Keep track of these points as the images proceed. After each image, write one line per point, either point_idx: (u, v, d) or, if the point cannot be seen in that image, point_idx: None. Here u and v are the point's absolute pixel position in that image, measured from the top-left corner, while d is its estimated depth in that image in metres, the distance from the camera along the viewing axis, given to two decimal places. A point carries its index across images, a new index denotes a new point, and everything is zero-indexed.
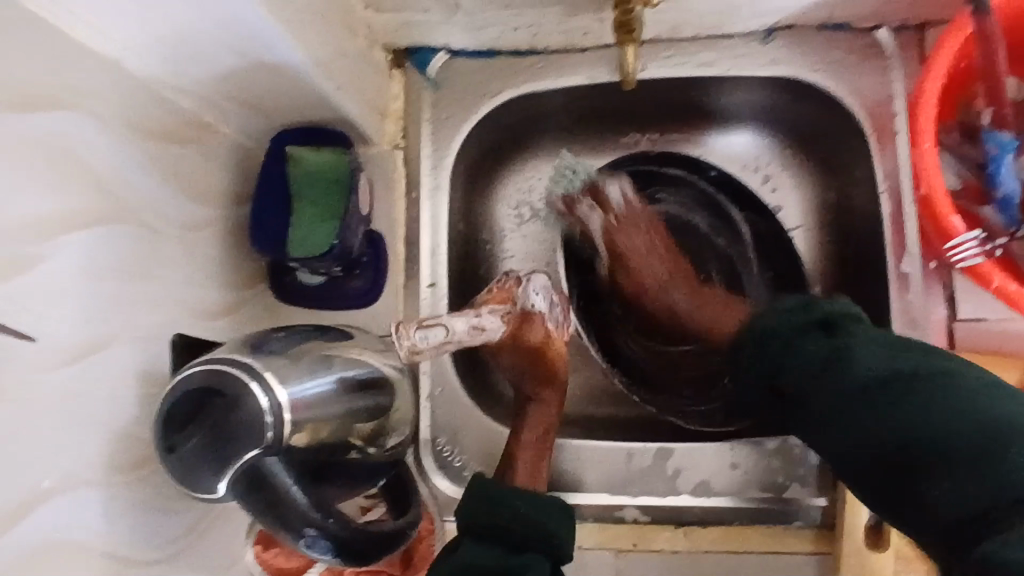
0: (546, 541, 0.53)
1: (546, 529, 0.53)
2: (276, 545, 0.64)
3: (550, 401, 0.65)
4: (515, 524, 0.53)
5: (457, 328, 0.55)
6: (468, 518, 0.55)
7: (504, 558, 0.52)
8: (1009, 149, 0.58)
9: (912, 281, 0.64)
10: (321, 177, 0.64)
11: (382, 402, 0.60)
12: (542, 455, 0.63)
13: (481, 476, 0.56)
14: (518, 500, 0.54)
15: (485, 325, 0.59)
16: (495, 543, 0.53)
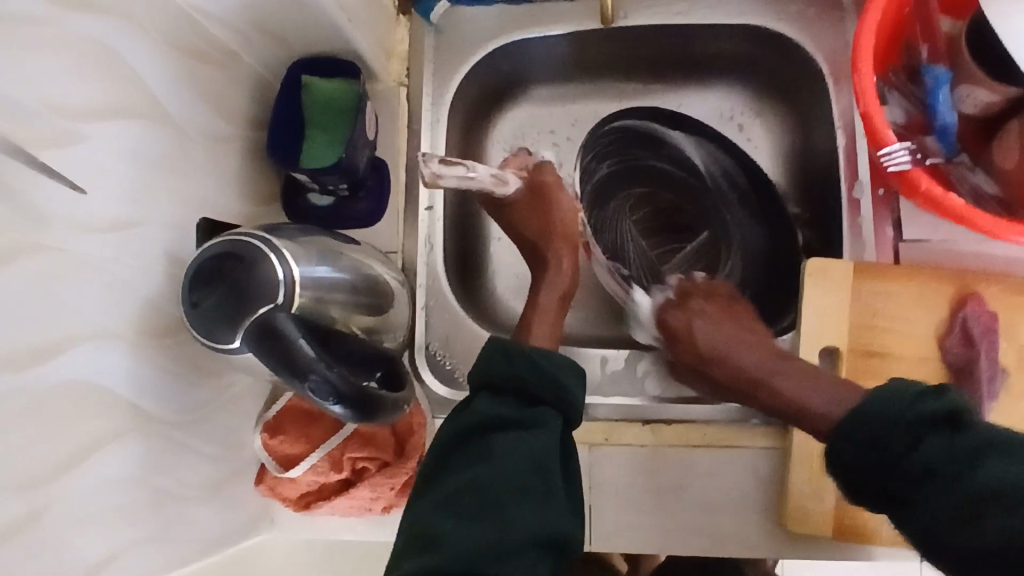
0: (557, 397, 0.54)
1: (559, 389, 0.54)
2: (282, 433, 0.70)
3: (563, 262, 0.71)
4: (532, 381, 0.53)
5: (478, 170, 0.72)
6: (486, 371, 0.55)
7: (518, 411, 0.52)
8: (944, 81, 0.65)
9: (861, 206, 0.71)
10: (331, 106, 0.72)
11: (380, 301, 0.67)
12: (557, 320, 0.68)
13: (500, 342, 0.55)
14: (539, 360, 0.54)
15: (507, 179, 0.73)
16: (508, 396, 0.54)
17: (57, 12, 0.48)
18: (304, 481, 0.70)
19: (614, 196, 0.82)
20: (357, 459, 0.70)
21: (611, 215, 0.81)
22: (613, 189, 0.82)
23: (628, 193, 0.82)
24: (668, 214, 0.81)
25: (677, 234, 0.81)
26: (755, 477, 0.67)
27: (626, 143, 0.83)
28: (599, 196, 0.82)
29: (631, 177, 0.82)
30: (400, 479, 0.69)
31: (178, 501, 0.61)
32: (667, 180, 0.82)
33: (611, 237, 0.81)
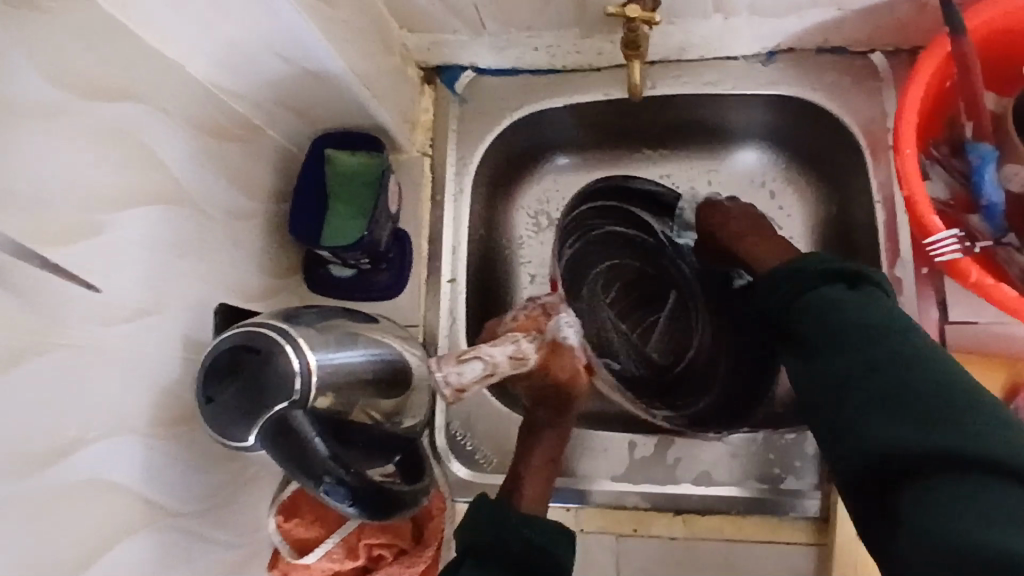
0: (543, 561, 0.55)
1: (540, 550, 0.55)
2: (297, 516, 0.68)
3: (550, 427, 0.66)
4: (521, 546, 0.55)
5: (496, 354, 0.61)
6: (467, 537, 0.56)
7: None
8: (990, 159, 0.62)
9: (904, 285, 0.66)
10: (355, 178, 0.70)
11: (400, 382, 0.65)
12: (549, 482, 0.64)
13: (482, 500, 0.58)
14: (522, 523, 0.56)
15: (524, 353, 0.63)
16: (491, 561, 0.54)
17: (77, 104, 0.47)
18: (319, 568, 0.67)
19: (586, 273, 0.82)
20: (374, 546, 0.67)
21: (585, 291, 0.82)
22: (581, 276, 0.82)
23: (596, 275, 0.82)
24: (638, 285, 0.82)
25: (651, 306, 0.82)
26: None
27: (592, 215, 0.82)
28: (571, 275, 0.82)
29: (605, 249, 0.83)
30: (417, 568, 0.66)
31: None
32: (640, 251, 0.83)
33: (589, 324, 0.81)
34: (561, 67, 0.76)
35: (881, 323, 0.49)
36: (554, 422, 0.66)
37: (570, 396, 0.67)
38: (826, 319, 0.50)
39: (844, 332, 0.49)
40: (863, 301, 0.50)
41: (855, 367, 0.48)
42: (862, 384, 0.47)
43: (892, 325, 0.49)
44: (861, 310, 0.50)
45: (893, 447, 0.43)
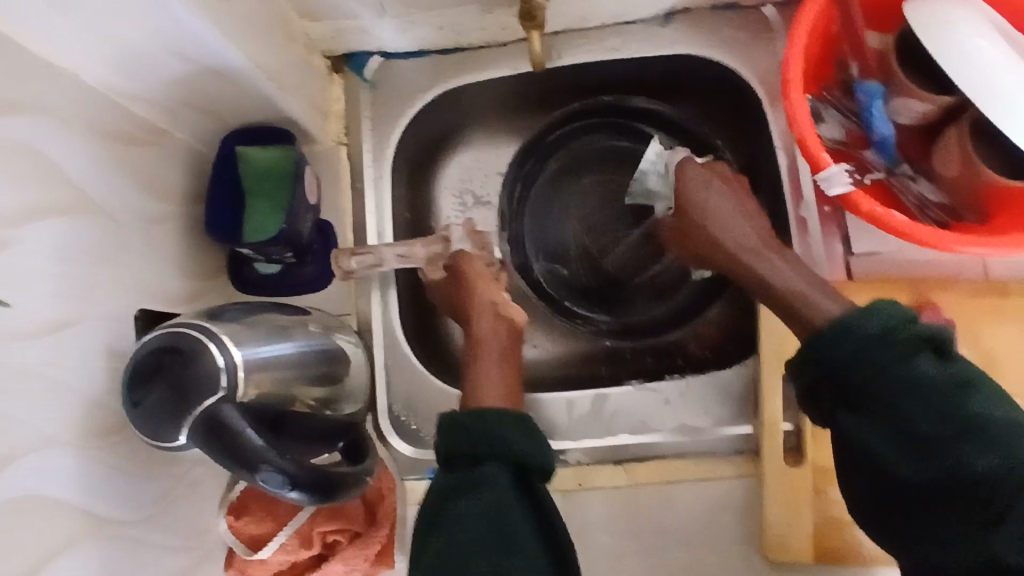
0: (503, 453, 0.52)
1: (501, 439, 0.53)
2: (246, 513, 0.68)
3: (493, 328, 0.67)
4: (483, 446, 0.53)
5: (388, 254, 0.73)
6: (444, 447, 0.55)
7: (464, 474, 0.52)
8: (877, 95, 0.65)
9: (809, 224, 0.70)
10: (270, 174, 0.70)
11: (335, 370, 0.66)
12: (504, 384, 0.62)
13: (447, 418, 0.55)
14: (487, 421, 0.54)
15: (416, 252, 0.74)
16: (461, 463, 0.53)
17: None
18: (275, 561, 0.68)
19: (566, 182, 0.86)
20: (327, 533, 0.68)
21: (562, 201, 0.86)
22: (564, 183, 0.86)
23: (581, 183, 0.85)
24: (616, 202, 0.84)
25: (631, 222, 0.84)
26: (733, 510, 0.66)
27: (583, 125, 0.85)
28: (558, 181, 0.86)
29: (593, 157, 0.85)
30: (373, 549, 0.68)
31: None
32: (626, 161, 0.85)
33: (557, 235, 0.86)
34: (467, 45, 0.77)
35: (950, 412, 0.45)
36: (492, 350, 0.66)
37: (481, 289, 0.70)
38: (882, 400, 0.48)
39: (928, 419, 0.46)
40: (975, 403, 0.45)
41: (917, 418, 0.46)
42: (909, 417, 0.46)
43: (964, 427, 0.45)
44: (952, 399, 0.46)
45: (922, 488, 0.46)
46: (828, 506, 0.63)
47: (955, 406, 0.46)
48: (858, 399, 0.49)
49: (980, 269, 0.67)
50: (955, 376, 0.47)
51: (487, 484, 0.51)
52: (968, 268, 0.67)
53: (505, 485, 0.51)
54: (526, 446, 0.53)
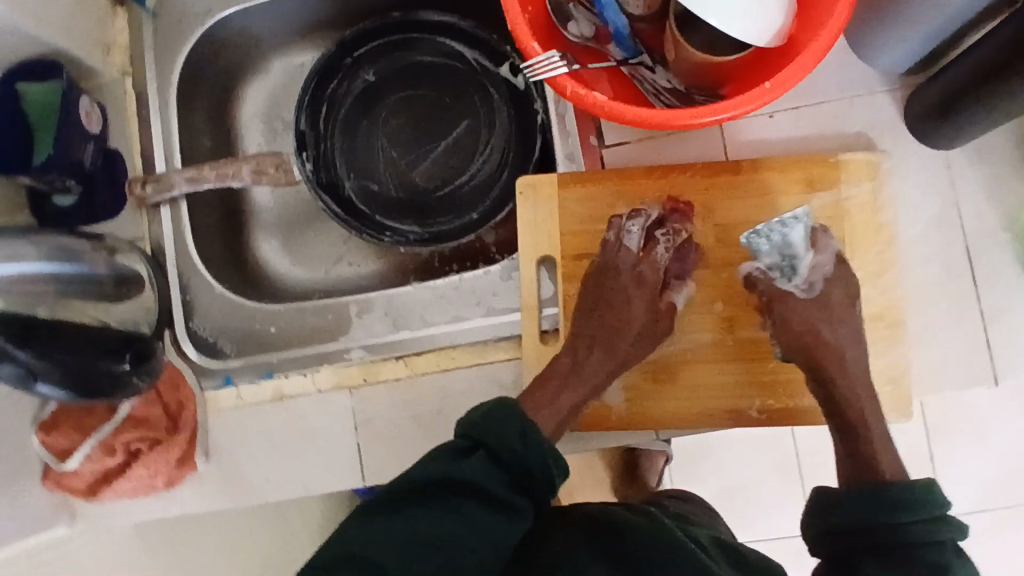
0: (524, 480, 0.57)
1: (528, 468, 0.57)
2: (56, 428, 0.73)
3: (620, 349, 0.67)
4: (526, 464, 0.57)
5: (177, 181, 0.75)
6: (477, 432, 0.58)
7: (483, 475, 0.56)
8: None
9: (566, 120, 0.74)
10: (44, 105, 0.72)
11: (127, 291, 0.73)
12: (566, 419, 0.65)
13: (508, 404, 0.59)
14: (524, 440, 0.58)
15: (203, 178, 0.76)
16: (495, 468, 0.57)
17: None
18: (86, 470, 0.73)
19: (370, 102, 0.87)
20: (130, 441, 0.72)
21: (366, 121, 0.87)
22: (370, 103, 0.87)
23: (386, 101, 0.87)
24: (418, 115, 0.87)
25: (434, 132, 0.87)
26: (500, 387, 0.72)
27: (377, 48, 0.86)
28: (360, 105, 0.87)
29: (392, 77, 0.87)
30: (173, 453, 0.72)
31: None
32: (426, 75, 0.87)
33: (364, 154, 0.87)
34: None
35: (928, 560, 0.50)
36: (625, 351, 0.67)
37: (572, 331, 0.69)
38: (878, 556, 0.52)
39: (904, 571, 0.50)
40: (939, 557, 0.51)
41: (868, 562, 0.52)
42: (869, 560, 0.52)
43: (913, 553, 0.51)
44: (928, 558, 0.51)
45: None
46: None
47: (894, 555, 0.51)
48: (873, 536, 0.53)
49: (719, 150, 0.72)
50: (910, 503, 0.53)
51: (477, 473, 0.55)
52: (707, 148, 0.72)
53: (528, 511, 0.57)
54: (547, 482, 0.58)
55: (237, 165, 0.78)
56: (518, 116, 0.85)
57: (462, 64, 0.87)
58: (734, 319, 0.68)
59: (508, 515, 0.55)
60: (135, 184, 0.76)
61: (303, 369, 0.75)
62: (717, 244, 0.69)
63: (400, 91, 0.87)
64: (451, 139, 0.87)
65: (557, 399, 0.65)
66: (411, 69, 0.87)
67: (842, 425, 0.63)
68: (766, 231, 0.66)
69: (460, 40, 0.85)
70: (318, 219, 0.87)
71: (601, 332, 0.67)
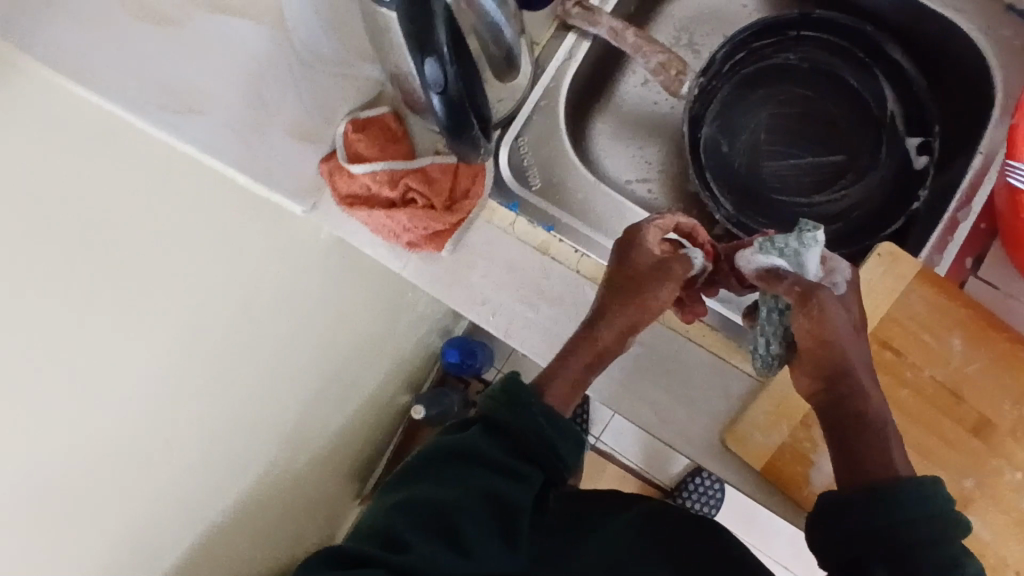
0: (543, 454, 0.52)
1: (548, 445, 0.52)
2: (363, 133, 0.75)
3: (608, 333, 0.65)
4: (532, 435, 0.52)
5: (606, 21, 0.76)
6: (492, 406, 0.53)
7: (494, 451, 0.51)
8: None
9: (958, 228, 0.71)
10: None
11: (503, 67, 0.72)
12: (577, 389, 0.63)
13: (515, 377, 0.54)
14: (545, 422, 0.52)
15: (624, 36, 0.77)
16: (505, 441, 0.52)
17: None
18: (359, 182, 0.75)
19: (776, 80, 0.86)
20: (410, 189, 0.75)
21: (759, 92, 0.86)
22: (775, 79, 0.86)
23: (787, 88, 0.85)
24: (808, 120, 0.85)
25: (809, 144, 0.84)
26: (724, 392, 0.71)
27: (819, 41, 0.85)
28: (765, 75, 0.86)
29: (811, 73, 0.85)
30: (436, 226, 0.74)
31: (263, 116, 0.67)
32: (840, 93, 0.84)
33: (739, 115, 0.86)
34: None
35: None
36: (628, 325, 0.65)
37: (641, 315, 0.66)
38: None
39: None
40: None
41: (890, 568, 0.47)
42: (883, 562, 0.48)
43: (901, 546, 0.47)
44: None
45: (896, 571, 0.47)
46: (803, 438, 0.67)
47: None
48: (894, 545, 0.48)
49: None
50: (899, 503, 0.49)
51: (479, 443, 0.51)
52: None
53: (536, 485, 0.50)
54: (566, 465, 0.52)
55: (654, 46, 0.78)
56: (895, 187, 0.81)
57: (879, 110, 0.83)
58: (972, 500, 0.66)
59: (525, 478, 0.50)
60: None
61: (578, 247, 0.76)
62: (1011, 430, 0.66)
63: (807, 90, 0.85)
64: (820, 160, 0.84)
65: (571, 367, 0.64)
66: (832, 79, 0.85)
67: (864, 455, 0.56)
68: (780, 243, 0.60)
69: (897, 89, 0.82)
70: (651, 136, 0.88)
71: (618, 317, 0.65)
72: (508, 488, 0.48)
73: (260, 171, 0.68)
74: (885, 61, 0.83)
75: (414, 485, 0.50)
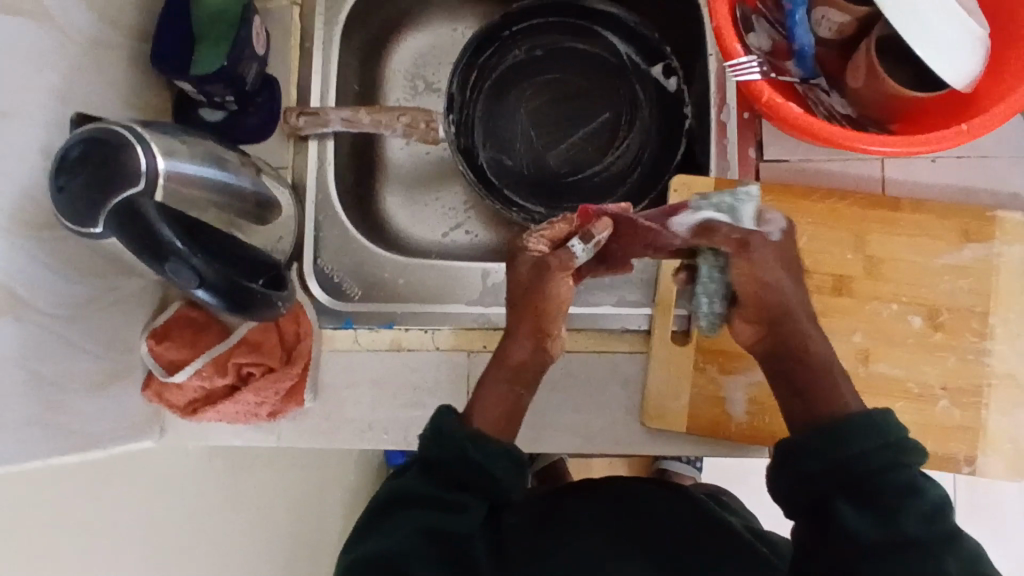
0: (483, 484, 0.54)
1: (483, 474, 0.53)
2: (168, 340, 0.71)
3: (516, 349, 0.61)
4: (469, 473, 0.54)
5: (331, 116, 0.75)
6: (427, 450, 0.55)
7: (438, 491, 0.53)
8: (801, 2, 0.68)
9: (728, 128, 0.74)
10: (219, 16, 0.72)
11: (264, 213, 0.71)
12: (505, 408, 0.58)
13: (443, 412, 0.56)
14: (471, 448, 0.54)
15: (359, 121, 0.76)
16: (439, 476, 0.54)
17: None
18: (190, 386, 0.72)
19: (518, 79, 0.87)
20: (242, 364, 0.71)
21: (510, 97, 0.87)
22: (516, 79, 0.87)
23: (531, 82, 0.88)
24: (564, 99, 0.87)
25: (576, 119, 0.87)
26: (623, 381, 0.71)
27: (535, 25, 0.87)
28: (506, 80, 0.87)
29: (545, 57, 0.87)
30: (285, 384, 0.71)
31: (60, 392, 0.62)
32: (577, 62, 0.87)
33: (504, 126, 0.87)
34: None
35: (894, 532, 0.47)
36: (540, 328, 0.61)
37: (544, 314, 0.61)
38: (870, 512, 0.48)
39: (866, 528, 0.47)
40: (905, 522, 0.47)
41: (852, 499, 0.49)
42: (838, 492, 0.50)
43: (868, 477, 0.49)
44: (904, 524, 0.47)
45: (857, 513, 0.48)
46: (705, 382, 0.69)
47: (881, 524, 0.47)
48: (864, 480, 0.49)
49: (878, 184, 0.72)
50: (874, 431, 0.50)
51: (418, 489, 0.54)
52: (868, 179, 0.72)
53: (478, 518, 0.53)
54: (508, 485, 0.54)
55: (392, 113, 0.78)
56: (664, 117, 0.85)
57: (616, 58, 0.87)
58: (868, 349, 0.69)
59: (462, 510, 0.53)
60: (290, 113, 0.75)
61: (426, 326, 0.75)
62: (864, 273, 0.70)
63: (549, 74, 0.87)
64: (592, 127, 0.87)
65: (490, 394, 0.59)
66: (564, 52, 0.87)
67: (809, 390, 0.56)
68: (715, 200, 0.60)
69: (620, 33, 0.86)
70: (440, 181, 0.87)
71: (526, 323, 0.61)
72: (459, 524, 0.52)
73: (84, 441, 0.64)
74: (598, 14, 0.86)
75: (363, 537, 0.54)
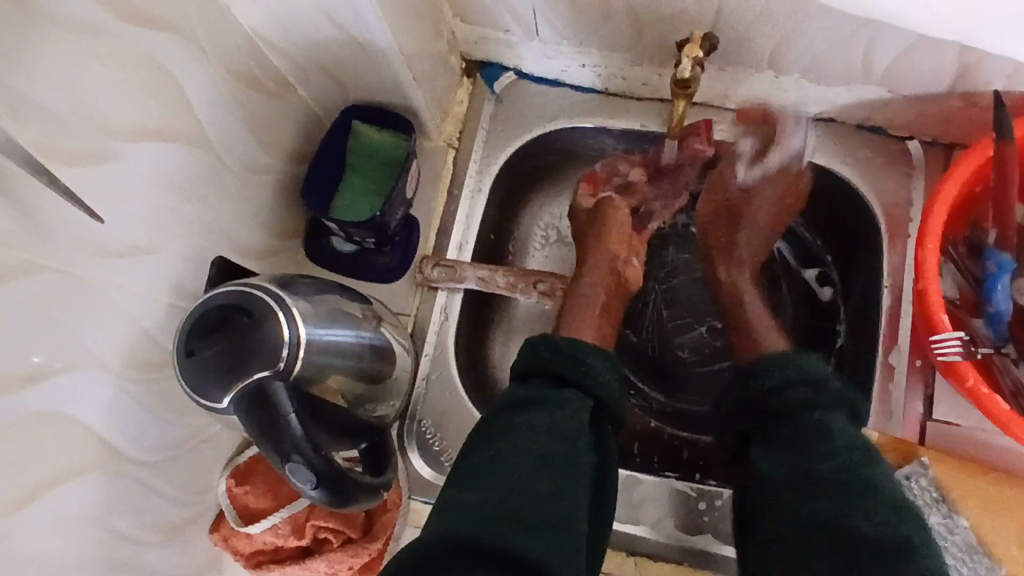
0: (580, 376, 0.53)
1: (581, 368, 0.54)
2: (249, 483, 0.66)
3: (602, 267, 0.67)
4: (569, 369, 0.53)
5: (468, 274, 0.72)
6: (522, 364, 0.55)
7: (546, 389, 0.52)
8: (1007, 270, 0.62)
9: (895, 373, 0.68)
10: (377, 154, 0.69)
11: (383, 369, 0.64)
12: (593, 313, 0.64)
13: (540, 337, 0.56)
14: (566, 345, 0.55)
15: (495, 281, 0.72)
16: (541, 380, 0.53)
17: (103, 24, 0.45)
18: (260, 539, 0.65)
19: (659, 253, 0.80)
20: (320, 529, 0.65)
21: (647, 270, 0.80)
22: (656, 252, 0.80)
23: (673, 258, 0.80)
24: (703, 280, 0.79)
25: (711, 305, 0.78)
26: None
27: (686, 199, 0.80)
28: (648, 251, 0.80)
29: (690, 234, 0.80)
30: (361, 559, 0.65)
31: (130, 547, 0.57)
32: None
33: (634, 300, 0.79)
34: (604, 89, 0.74)
35: (829, 471, 0.49)
36: (610, 246, 0.67)
37: (611, 234, 0.68)
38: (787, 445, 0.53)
39: (792, 385, 0.55)
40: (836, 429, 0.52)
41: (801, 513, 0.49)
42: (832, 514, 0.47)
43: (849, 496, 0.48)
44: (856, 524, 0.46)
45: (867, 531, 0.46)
46: None
47: (846, 475, 0.49)
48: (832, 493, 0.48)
49: None
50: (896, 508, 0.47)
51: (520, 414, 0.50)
52: None
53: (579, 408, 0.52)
54: (608, 382, 0.55)
55: (531, 277, 0.72)
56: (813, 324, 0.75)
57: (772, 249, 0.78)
58: None
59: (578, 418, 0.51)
60: (427, 263, 0.72)
61: None
62: None
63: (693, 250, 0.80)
64: None
65: (581, 312, 0.64)
66: None
67: None
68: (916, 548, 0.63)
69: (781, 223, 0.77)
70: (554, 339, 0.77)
71: (598, 242, 0.68)
72: (563, 419, 0.50)
73: None
74: None
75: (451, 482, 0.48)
